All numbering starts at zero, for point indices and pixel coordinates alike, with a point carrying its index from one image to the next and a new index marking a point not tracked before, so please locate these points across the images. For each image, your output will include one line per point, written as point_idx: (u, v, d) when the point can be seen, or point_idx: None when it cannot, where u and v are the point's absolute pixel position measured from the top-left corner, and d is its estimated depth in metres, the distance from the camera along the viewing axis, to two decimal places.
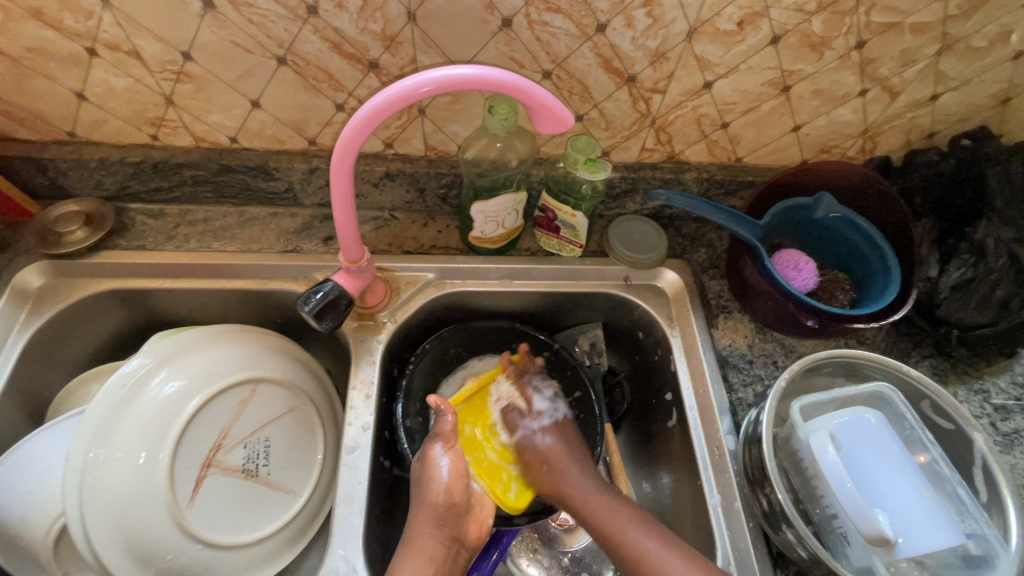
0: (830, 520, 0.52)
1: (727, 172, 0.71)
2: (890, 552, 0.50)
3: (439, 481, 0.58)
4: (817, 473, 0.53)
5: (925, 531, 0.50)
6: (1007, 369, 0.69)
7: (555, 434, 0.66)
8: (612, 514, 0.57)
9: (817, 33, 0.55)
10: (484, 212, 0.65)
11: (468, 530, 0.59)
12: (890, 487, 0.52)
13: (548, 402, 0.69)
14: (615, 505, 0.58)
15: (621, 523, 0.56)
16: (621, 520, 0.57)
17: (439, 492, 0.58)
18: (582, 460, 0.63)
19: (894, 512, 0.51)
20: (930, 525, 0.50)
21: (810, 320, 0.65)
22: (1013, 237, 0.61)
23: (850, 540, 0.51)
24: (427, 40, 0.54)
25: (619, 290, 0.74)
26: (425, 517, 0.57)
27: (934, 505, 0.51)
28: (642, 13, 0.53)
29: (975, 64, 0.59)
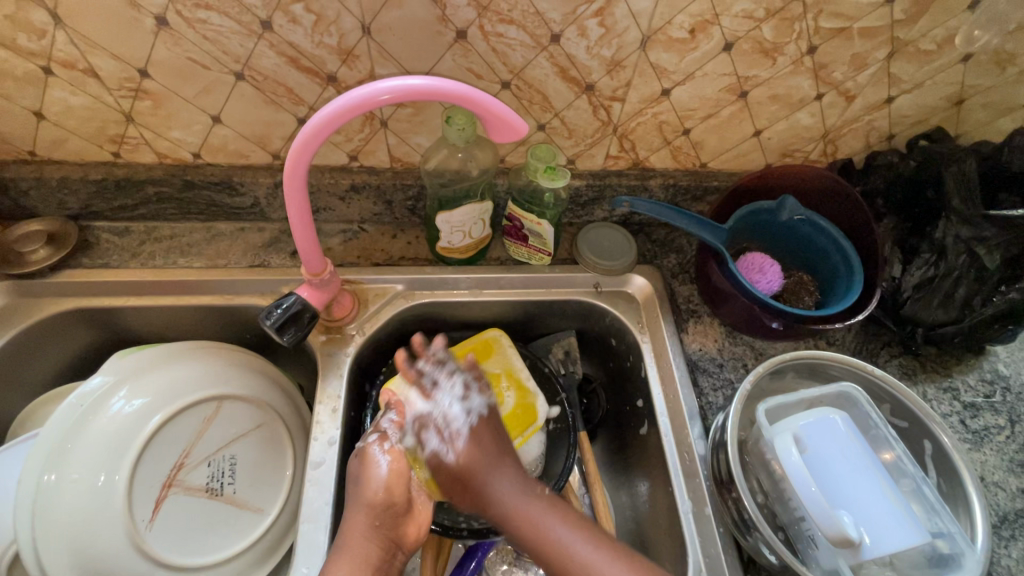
0: (799, 524, 0.51)
1: (692, 177, 0.72)
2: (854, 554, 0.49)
3: (378, 479, 0.56)
4: (783, 475, 0.52)
5: (886, 534, 0.49)
6: (975, 367, 0.70)
7: (469, 442, 0.58)
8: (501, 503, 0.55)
9: (769, 39, 0.56)
10: (449, 222, 0.65)
11: (407, 532, 0.56)
12: (854, 487, 0.51)
13: (459, 405, 0.60)
14: (541, 506, 0.54)
15: (548, 522, 0.52)
16: (550, 523, 0.52)
17: (377, 489, 0.55)
18: (492, 460, 0.57)
19: (858, 512, 0.50)
20: (894, 526, 0.50)
21: (775, 322, 0.65)
22: (971, 236, 0.61)
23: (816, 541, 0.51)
24: (383, 53, 0.54)
25: (589, 298, 0.74)
26: (363, 517, 0.54)
27: (896, 506, 0.51)
28: (594, 22, 0.53)
29: (925, 67, 0.60)
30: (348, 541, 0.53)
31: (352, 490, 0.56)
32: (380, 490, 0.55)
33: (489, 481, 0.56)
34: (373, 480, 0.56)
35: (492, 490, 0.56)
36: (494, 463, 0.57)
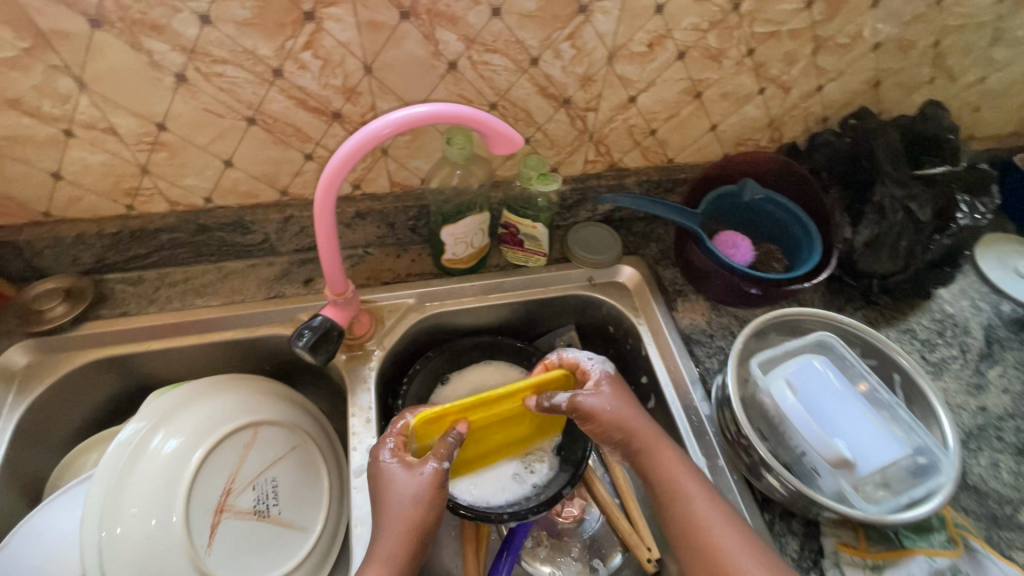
0: (801, 458, 0.59)
1: (662, 172, 0.81)
2: (851, 472, 0.56)
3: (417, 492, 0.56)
4: (782, 418, 0.60)
5: (876, 450, 0.56)
6: (926, 309, 0.80)
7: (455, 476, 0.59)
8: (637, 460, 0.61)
9: (714, 46, 0.65)
10: (454, 234, 0.71)
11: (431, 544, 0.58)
12: (844, 416, 0.58)
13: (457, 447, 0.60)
14: (678, 460, 0.60)
15: (681, 478, 0.58)
16: (682, 478, 0.58)
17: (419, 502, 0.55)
18: (626, 426, 0.61)
19: (851, 436, 0.57)
20: (883, 443, 0.56)
21: (754, 288, 0.73)
22: (904, 194, 0.71)
23: (819, 468, 0.57)
24: (384, 88, 0.60)
25: (584, 290, 0.81)
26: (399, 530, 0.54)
27: (880, 426, 0.57)
28: (567, 45, 0.60)
29: (845, 58, 0.71)
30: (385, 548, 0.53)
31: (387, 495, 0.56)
32: (413, 505, 0.55)
33: (634, 432, 0.61)
34: (402, 494, 0.55)
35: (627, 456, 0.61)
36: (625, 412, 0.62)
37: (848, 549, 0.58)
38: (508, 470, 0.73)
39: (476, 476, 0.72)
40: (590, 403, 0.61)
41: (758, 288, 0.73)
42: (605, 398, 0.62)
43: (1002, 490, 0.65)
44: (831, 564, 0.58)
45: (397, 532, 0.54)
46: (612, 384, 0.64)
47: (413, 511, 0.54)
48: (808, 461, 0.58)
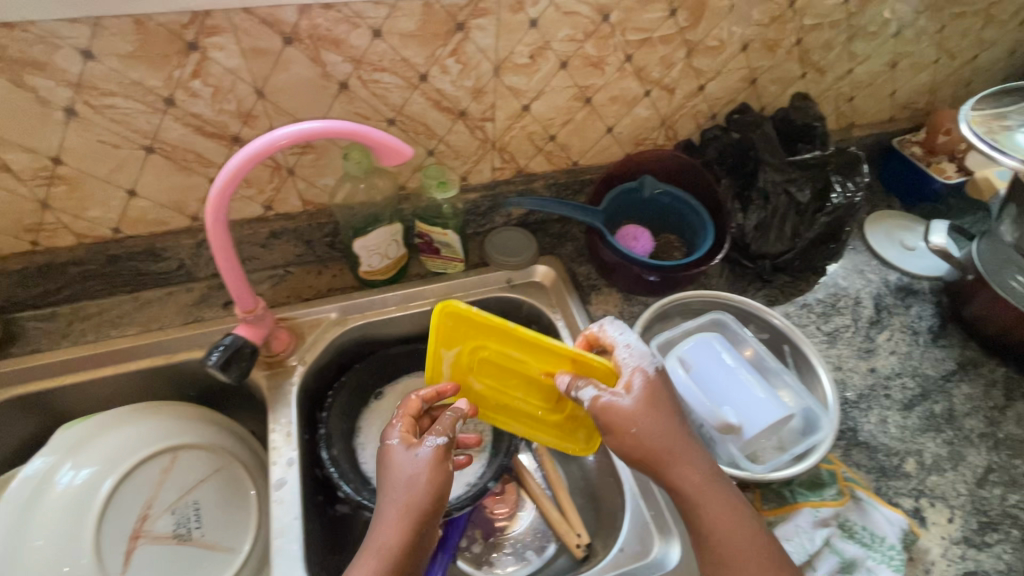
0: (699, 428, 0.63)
1: (568, 175, 0.85)
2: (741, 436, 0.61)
3: (410, 474, 0.54)
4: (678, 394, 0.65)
5: (760, 413, 0.60)
6: (820, 284, 0.87)
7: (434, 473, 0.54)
8: (689, 482, 0.53)
9: (593, 54, 0.70)
10: (366, 247, 0.74)
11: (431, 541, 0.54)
12: (731, 385, 0.63)
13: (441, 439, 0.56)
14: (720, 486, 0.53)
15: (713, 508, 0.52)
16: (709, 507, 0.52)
17: (418, 482, 0.54)
18: (671, 435, 0.54)
19: (737, 403, 0.61)
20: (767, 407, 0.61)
21: (653, 275, 0.78)
22: (783, 179, 0.78)
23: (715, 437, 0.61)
24: (279, 110, 0.63)
25: (504, 292, 0.84)
26: (398, 516, 0.52)
27: (763, 391, 0.62)
28: (451, 61, 0.64)
29: (719, 59, 0.77)
30: (386, 537, 0.51)
31: (393, 478, 0.54)
32: (410, 487, 0.53)
33: (679, 459, 0.54)
34: (403, 474, 0.54)
35: (681, 475, 0.53)
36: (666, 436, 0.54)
37: None
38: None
39: None
40: (614, 404, 0.54)
41: (657, 275, 0.78)
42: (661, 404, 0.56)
43: (890, 443, 0.70)
44: None
45: (396, 515, 0.52)
46: (646, 397, 0.55)
47: (410, 491, 0.53)
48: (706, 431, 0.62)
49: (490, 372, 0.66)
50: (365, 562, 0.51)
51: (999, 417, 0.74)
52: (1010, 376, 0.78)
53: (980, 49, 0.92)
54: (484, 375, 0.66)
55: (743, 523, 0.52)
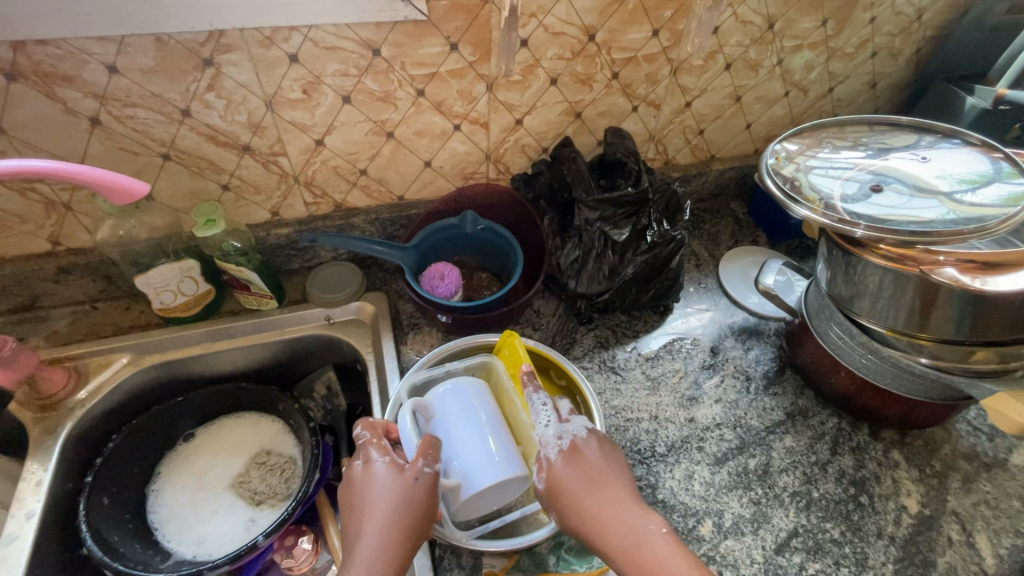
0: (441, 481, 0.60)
1: (394, 210, 0.83)
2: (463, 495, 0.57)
3: (377, 488, 0.54)
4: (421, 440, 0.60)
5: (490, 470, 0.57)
6: (658, 324, 0.83)
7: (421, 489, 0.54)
8: (633, 526, 0.51)
9: (377, 89, 0.68)
10: (150, 284, 0.71)
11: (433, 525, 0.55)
12: (471, 437, 0.59)
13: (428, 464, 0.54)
14: (634, 515, 0.52)
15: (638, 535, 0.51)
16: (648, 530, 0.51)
17: (378, 500, 0.53)
18: (614, 479, 0.55)
19: (467, 459, 0.58)
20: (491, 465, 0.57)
21: (449, 316, 0.74)
22: (596, 217, 0.75)
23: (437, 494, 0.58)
24: (27, 146, 0.61)
25: (321, 330, 0.81)
26: (385, 517, 0.52)
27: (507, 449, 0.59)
28: (212, 96, 0.62)
29: (528, 92, 0.74)
30: (365, 551, 0.50)
31: (363, 496, 0.54)
32: (388, 496, 0.53)
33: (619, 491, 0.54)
34: (380, 487, 0.54)
35: (613, 543, 0.51)
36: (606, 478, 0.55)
37: None
38: (233, 524, 0.73)
39: (205, 533, 0.72)
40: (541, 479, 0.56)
41: (453, 316, 0.74)
42: (585, 458, 0.56)
43: (689, 502, 0.65)
44: None
45: (378, 524, 0.51)
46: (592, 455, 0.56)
47: (387, 501, 0.52)
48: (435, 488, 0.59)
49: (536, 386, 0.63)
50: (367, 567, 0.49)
51: (818, 475, 0.68)
52: (841, 428, 0.73)
53: (833, 82, 0.89)
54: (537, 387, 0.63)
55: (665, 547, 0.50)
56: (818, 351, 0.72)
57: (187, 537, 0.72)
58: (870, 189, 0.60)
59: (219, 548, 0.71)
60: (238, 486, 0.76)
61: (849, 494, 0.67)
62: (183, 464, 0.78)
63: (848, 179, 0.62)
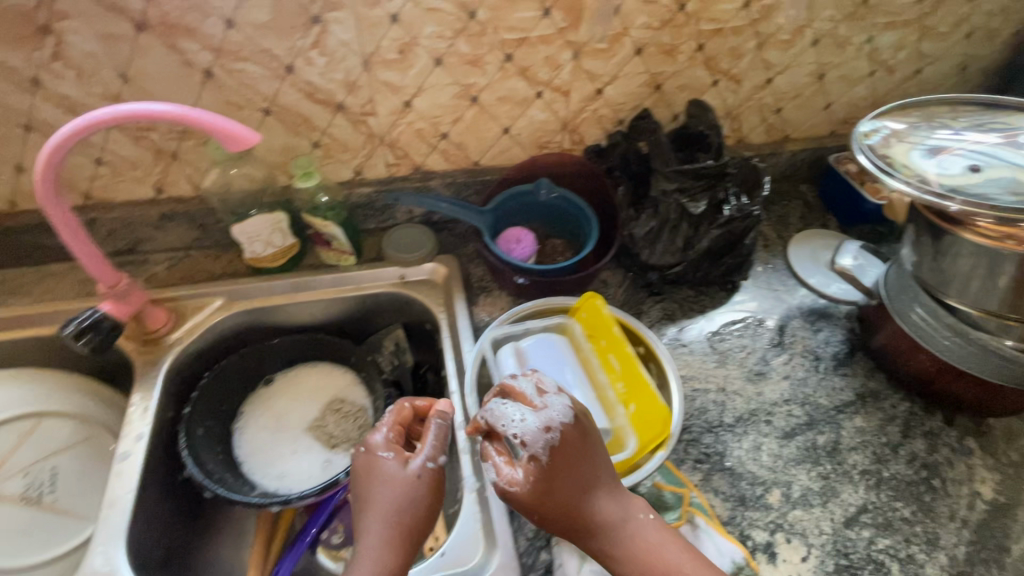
0: None
1: (469, 175, 0.85)
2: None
3: (386, 481, 0.57)
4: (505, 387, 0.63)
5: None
6: (725, 300, 0.83)
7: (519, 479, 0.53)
8: (615, 524, 0.54)
9: (468, 52, 0.69)
10: (245, 233, 0.75)
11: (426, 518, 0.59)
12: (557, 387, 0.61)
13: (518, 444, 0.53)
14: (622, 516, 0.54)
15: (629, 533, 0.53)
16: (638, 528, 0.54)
17: (385, 495, 0.57)
18: (590, 476, 0.54)
19: None
20: None
21: (525, 279, 0.76)
22: (674, 188, 0.74)
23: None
24: (147, 95, 0.65)
25: (395, 288, 0.84)
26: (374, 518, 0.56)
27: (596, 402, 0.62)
28: (315, 53, 0.65)
29: (612, 61, 0.75)
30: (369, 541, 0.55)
31: (371, 488, 0.57)
32: (399, 491, 0.57)
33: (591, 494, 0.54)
34: (390, 481, 0.57)
35: (598, 544, 0.53)
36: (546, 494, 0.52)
37: None
38: (312, 464, 0.78)
39: (285, 470, 0.77)
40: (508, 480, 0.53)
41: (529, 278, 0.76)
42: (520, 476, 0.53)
43: (757, 472, 0.66)
44: (554, 542, 0.59)
45: (382, 520, 0.56)
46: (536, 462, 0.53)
47: (396, 496, 0.57)
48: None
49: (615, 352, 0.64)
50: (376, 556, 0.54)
51: (889, 455, 0.68)
52: (913, 412, 0.72)
53: (922, 63, 0.87)
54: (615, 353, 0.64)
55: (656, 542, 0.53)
56: (895, 333, 0.70)
57: (268, 472, 0.77)
58: (968, 166, 0.59)
59: (298, 484, 0.76)
60: (315, 429, 0.81)
61: (921, 477, 0.66)
62: (263, 405, 0.82)
63: (946, 156, 0.60)
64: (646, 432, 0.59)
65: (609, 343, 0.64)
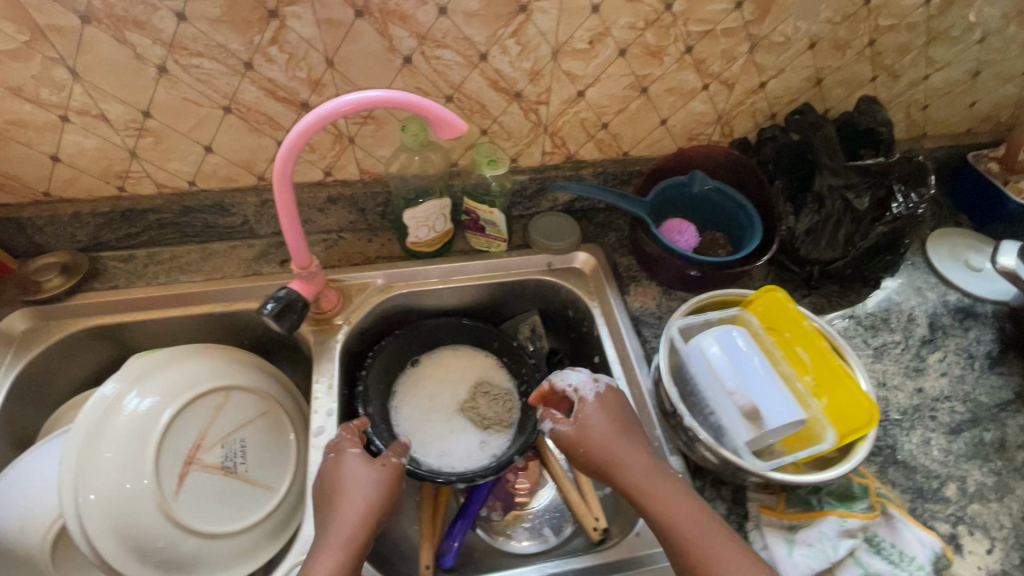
0: (710, 418, 0.63)
1: (618, 165, 0.86)
2: (753, 425, 0.60)
3: (348, 475, 0.62)
4: (708, 372, 0.63)
5: (779, 405, 0.60)
6: (872, 296, 0.84)
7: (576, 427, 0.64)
8: (645, 479, 0.60)
9: (653, 43, 0.70)
10: (415, 218, 0.77)
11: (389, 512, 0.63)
12: (756, 374, 0.62)
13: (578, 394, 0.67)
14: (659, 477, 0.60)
15: (661, 491, 0.59)
16: (665, 487, 0.59)
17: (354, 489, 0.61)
18: (625, 434, 0.64)
19: (762, 395, 0.61)
20: (786, 404, 0.60)
21: (694, 270, 0.78)
22: (842, 184, 0.75)
23: (725, 424, 0.61)
24: (346, 80, 0.66)
25: (543, 276, 0.86)
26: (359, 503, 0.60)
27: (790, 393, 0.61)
28: (512, 42, 0.66)
29: (784, 55, 0.75)
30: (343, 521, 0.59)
31: (341, 477, 0.62)
32: (371, 489, 0.62)
33: (633, 449, 0.62)
34: (355, 476, 0.62)
35: (636, 491, 0.60)
36: (608, 442, 0.63)
37: (769, 511, 0.62)
38: (468, 444, 0.80)
39: (446, 448, 0.79)
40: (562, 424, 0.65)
41: (698, 270, 0.78)
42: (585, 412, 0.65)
43: (929, 465, 0.68)
44: (753, 526, 0.62)
45: (359, 506, 0.60)
46: (601, 411, 0.65)
47: (371, 491, 0.61)
48: (716, 421, 0.62)
49: (805, 345, 0.66)
50: (335, 543, 0.57)
51: None
52: None
53: None
54: (804, 347, 0.66)
55: (681, 505, 0.58)
56: None
57: (430, 450, 0.79)
58: None
59: (460, 463, 0.78)
60: (467, 411, 0.82)
61: None
62: (414, 385, 0.84)
63: None
64: (846, 421, 0.60)
65: (796, 336, 0.66)
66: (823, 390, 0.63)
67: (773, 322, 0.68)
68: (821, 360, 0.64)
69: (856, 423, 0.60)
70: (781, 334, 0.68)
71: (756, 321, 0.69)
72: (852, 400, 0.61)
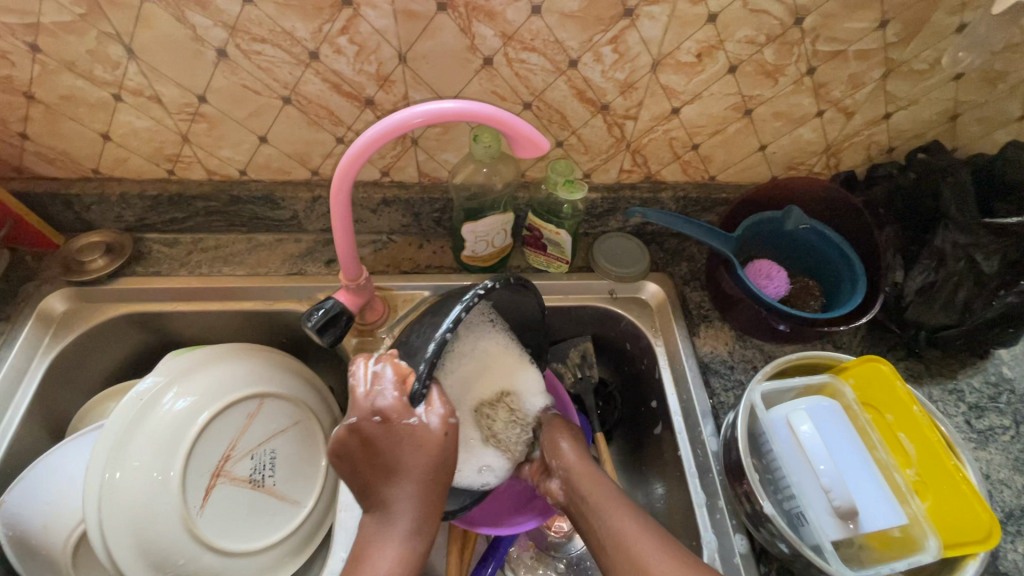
0: (787, 503, 0.56)
1: (701, 190, 0.76)
2: (844, 525, 0.52)
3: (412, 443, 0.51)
4: (796, 453, 0.55)
5: (873, 503, 0.53)
6: (980, 369, 0.73)
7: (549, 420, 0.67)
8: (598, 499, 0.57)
9: (770, 61, 0.60)
10: (474, 232, 0.70)
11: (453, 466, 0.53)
12: (846, 463, 0.55)
13: None
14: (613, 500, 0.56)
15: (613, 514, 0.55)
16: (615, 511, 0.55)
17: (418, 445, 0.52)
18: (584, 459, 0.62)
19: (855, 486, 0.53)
20: (882, 503, 0.53)
21: (782, 325, 0.69)
22: (968, 242, 0.63)
23: (809, 516, 0.53)
24: (417, 79, 0.59)
25: (604, 303, 0.78)
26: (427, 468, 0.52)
27: (886, 486, 0.54)
28: (609, 49, 0.58)
29: (920, 84, 0.64)
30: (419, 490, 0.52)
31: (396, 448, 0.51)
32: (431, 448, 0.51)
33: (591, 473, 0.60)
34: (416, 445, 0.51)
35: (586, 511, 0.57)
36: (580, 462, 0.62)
37: None
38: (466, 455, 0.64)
39: None
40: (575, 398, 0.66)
41: (787, 324, 0.68)
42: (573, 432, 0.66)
43: None
44: None
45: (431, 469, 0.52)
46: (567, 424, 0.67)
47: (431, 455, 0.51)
48: (794, 508, 0.55)
49: (912, 432, 0.56)
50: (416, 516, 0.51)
51: None
52: None
53: None
54: (909, 434, 0.57)
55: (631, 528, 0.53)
56: None
57: None
58: None
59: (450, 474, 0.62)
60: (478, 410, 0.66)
61: None
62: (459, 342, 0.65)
63: None
64: (951, 531, 0.52)
65: (900, 420, 0.58)
66: (927, 490, 0.55)
67: (871, 398, 0.60)
68: (930, 455, 0.55)
69: (963, 537, 0.52)
70: (883, 415, 0.59)
71: (851, 394, 0.59)
72: (963, 511, 0.52)
